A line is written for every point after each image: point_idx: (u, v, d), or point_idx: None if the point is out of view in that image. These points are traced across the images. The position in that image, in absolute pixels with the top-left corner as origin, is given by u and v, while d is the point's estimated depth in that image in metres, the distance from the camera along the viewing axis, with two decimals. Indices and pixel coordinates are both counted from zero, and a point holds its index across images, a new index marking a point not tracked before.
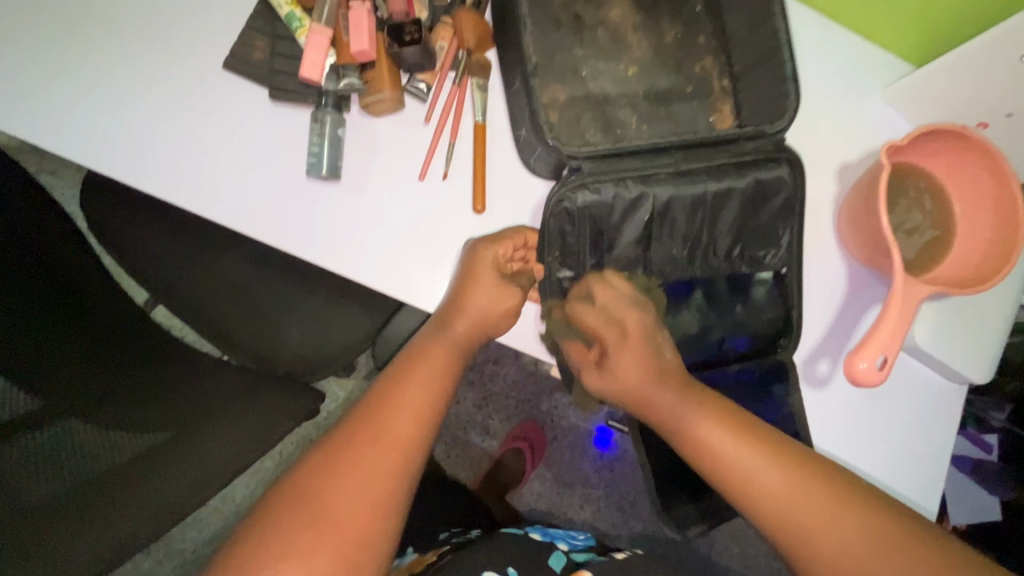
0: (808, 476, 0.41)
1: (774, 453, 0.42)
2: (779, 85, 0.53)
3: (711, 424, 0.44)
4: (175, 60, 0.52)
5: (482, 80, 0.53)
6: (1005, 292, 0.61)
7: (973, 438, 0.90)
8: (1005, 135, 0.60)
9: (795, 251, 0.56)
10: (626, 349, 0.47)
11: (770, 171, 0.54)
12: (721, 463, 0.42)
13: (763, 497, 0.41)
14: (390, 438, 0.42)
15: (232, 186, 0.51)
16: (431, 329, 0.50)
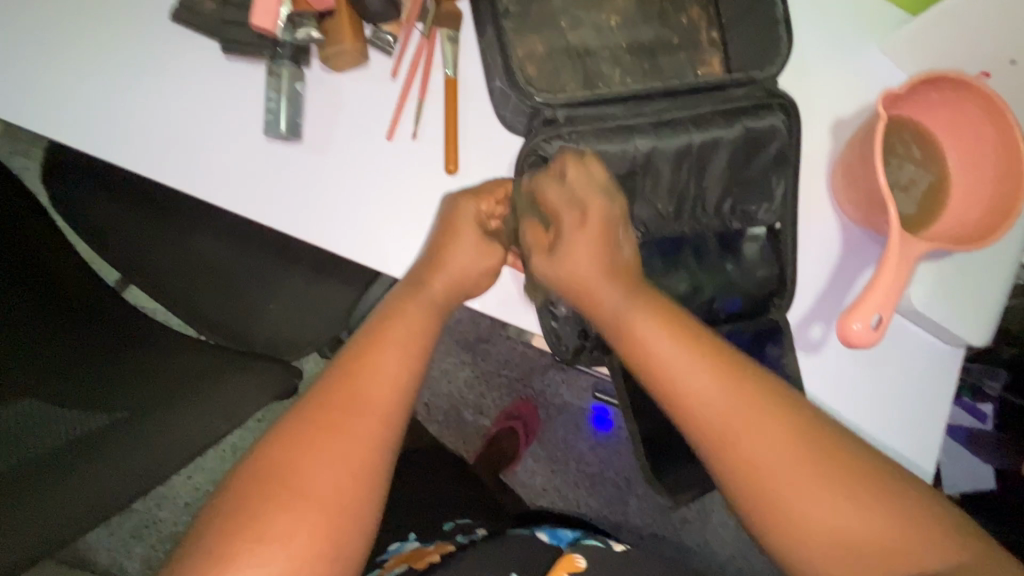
0: (741, 388, 0.40)
1: (717, 368, 0.40)
2: (771, 29, 0.51)
3: (653, 323, 0.42)
4: (117, 11, 0.47)
5: (453, 31, 0.50)
6: (1003, 253, 0.58)
7: (969, 408, 0.91)
8: (1008, 84, 0.57)
9: (790, 204, 0.52)
10: (582, 234, 0.44)
11: (761, 121, 0.50)
12: (653, 361, 0.41)
13: (693, 402, 0.40)
14: (369, 404, 0.40)
15: (184, 148, 0.48)
16: (406, 286, 0.47)
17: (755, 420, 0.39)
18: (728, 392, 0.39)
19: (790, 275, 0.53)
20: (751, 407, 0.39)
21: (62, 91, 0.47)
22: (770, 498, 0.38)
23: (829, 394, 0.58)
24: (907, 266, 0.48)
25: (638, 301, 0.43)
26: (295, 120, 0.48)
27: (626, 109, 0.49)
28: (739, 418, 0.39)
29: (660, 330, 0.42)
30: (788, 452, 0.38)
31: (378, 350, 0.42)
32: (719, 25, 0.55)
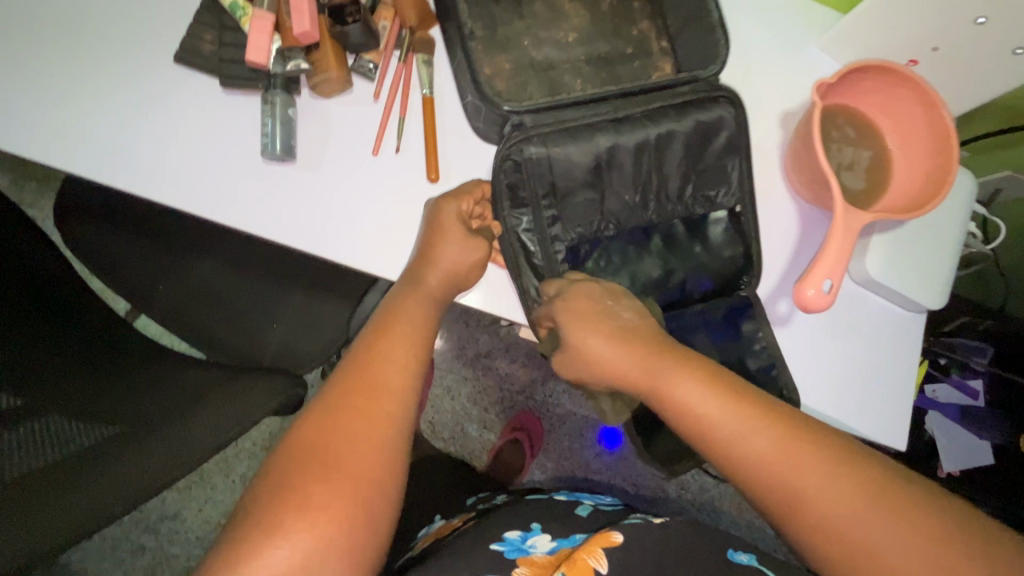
0: (798, 445, 0.42)
1: (769, 423, 0.43)
2: (710, 34, 0.56)
3: (697, 386, 0.46)
4: (126, 60, 0.53)
5: (427, 56, 0.56)
6: (948, 221, 0.63)
7: (960, 385, 1.10)
8: (934, 69, 0.63)
9: (746, 186, 0.57)
10: (578, 326, 0.52)
11: (710, 113, 0.54)
12: (706, 424, 0.45)
13: (731, 444, 0.44)
14: (383, 386, 0.44)
15: (191, 174, 0.53)
16: (404, 285, 0.51)
17: (794, 460, 0.41)
18: (784, 448, 0.42)
19: (755, 252, 0.58)
20: (788, 447, 0.42)
21: (76, 131, 0.52)
22: (840, 551, 0.39)
23: (805, 364, 0.62)
24: (853, 235, 0.53)
25: (671, 363, 0.48)
26: (289, 141, 0.52)
27: (585, 110, 0.53)
28: (778, 460, 0.42)
29: (694, 386, 0.46)
30: (831, 487, 0.40)
31: (385, 341, 0.47)
32: (668, 35, 0.62)
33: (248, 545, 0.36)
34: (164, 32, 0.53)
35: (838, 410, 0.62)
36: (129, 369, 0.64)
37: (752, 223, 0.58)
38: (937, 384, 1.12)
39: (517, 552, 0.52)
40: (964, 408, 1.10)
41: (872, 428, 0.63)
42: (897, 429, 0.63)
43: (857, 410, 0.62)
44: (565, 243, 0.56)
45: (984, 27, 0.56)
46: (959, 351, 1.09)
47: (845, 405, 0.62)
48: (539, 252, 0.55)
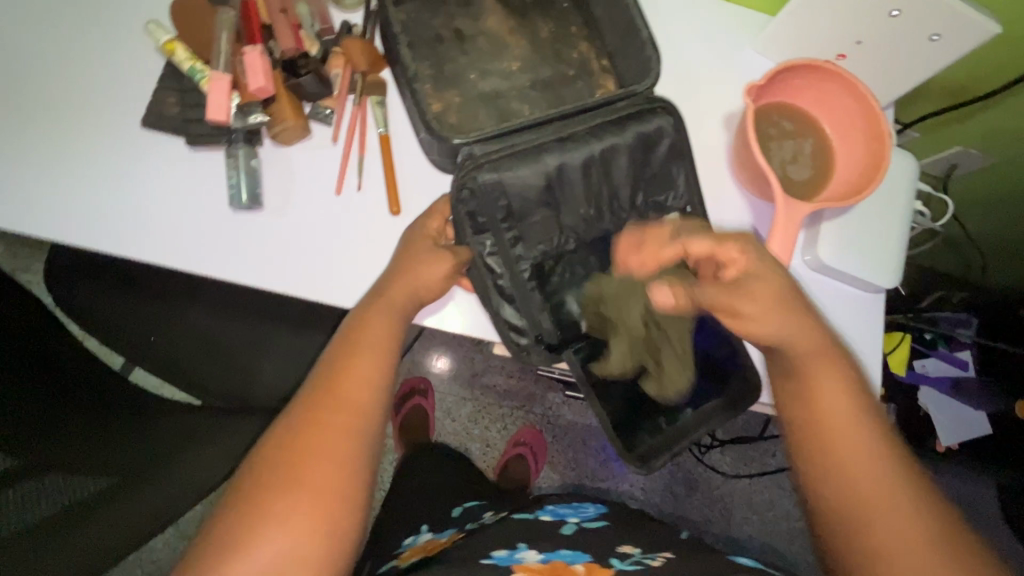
0: (882, 455, 0.49)
1: (870, 428, 0.50)
2: (642, 50, 0.59)
3: (832, 380, 0.51)
4: (95, 129, 0.56)
5: (379, 97, 0.60)
6: (894, 202, 0.66)
7: (948, 357, 1.12)
8: (862, 62, 0.66)
9: (693, 189, 0.59)
10: (761, 273, 0.51)
11: (650, 125, 0.57)
12: (820, 406, 0.51)
13: (822, 427, 0.50)
14: (349, 403, 0.47)
15: (168, 231, 0.56)
16: (371, 297, 0.53)
17: (885, 474, 0.48)
18: (869, 453, 0.49)
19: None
20: (879, 460, 0.48)
21: (58, 201, 0.55)
22: (865, 536, 0.47)
23: None
24: (796, 224, 0.57)
25: (821, 363, 0.52)
26: (254, 190, 0.56)
27: (530, 133, 0.55)
28: (870, 468, 0.48)
29: (834, 389, 0.51)
30: (903, 502, 0.47)
31: (352, 360, 0.49)
32: (607, 54, 0.65)
33: (223, 554, 0.41)
34: (131, 99, 0.56)
35: None
36: (112, 410, 0.68)
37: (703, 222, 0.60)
38: (925, 359, 1.13)
39: (510, 561, 0.56)
40: (954, 380, 1.12)
41: None
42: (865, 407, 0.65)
43: None
44: (530, 260, 0.59)
45: (899, 19, 0.60)
46: (945, 325, 1.10)
47: None
48: (502, 271, 0.58)
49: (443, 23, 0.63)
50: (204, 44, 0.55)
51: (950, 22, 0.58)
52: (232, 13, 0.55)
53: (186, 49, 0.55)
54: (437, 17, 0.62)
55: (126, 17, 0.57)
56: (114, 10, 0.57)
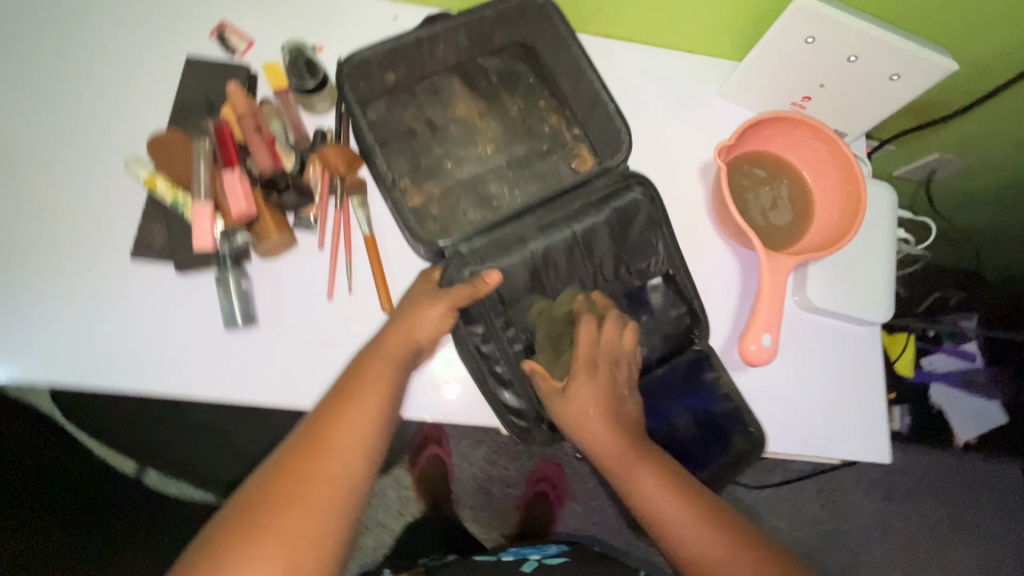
0: (714, 534, 0.49)
1: (697, 509, 0.50)
2: (611, 123, 0.61)
3: (646, 473, 0.52)
4: (84, 264, 0.56)
5: (360, 197, 0.61)
6: (876, 237, 0.67)
7: (956, 352, 1.09)
8: (828, 102, 0.67)
9: (674, 255, 0.60)
10: (585, 383, 0.55)
11: (625, 199, 0.59)
12: (644, 501, 0.51)
13: (655, 520, 0.51)
14: (338, 449, 0.46)
15: (165, 359, 0.56)
16: (369, 348, 0.53)
17: (725, 553, 0.48)
18: (706, 536, 0.49)
19: (698, 308, 0.61)
20: (717, 542, 0.49)
21: (50, 343, 0.55)
22: None
23: (772, 401, 0.64)
24: (781, 281, 0.58)
25: (637, 456, 0.53)
26: (248, 309, 0.57)
27: (512, 223, 0.56)
28: (709, 550, 0.49)
29: (656, 480, 0.52)
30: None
31: (346, 407, 0.49)
32: (577, 123, 0.66)
33: None
34: (118, 232, 0.57)
35: (815, 438, 0.65)
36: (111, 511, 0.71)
37: (688, 281, 0.61)
38: (932, 356, 1.10)
39: None
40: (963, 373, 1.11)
41: (849, 448, 0.65)
42: (873, 444, 0.65)
43: (835, 436, 0.65)
44: (522, 340, 0.59)
45: (858, 63, 0.61)
46: (947, 321, 1.08)
47: (821, 433, 0.65)
48: (498, 356, 0.58)
49: (415, 116, 0.65)
50: (183, 175, 0.57)
51: (909, 63, 0.59)
52: (207, 140, 0.57)
53: (167, 181, 0.56)
54: (407, 112, 0.65)
55: (109, 153, 0.59)
56: (97, 147, 0.59)
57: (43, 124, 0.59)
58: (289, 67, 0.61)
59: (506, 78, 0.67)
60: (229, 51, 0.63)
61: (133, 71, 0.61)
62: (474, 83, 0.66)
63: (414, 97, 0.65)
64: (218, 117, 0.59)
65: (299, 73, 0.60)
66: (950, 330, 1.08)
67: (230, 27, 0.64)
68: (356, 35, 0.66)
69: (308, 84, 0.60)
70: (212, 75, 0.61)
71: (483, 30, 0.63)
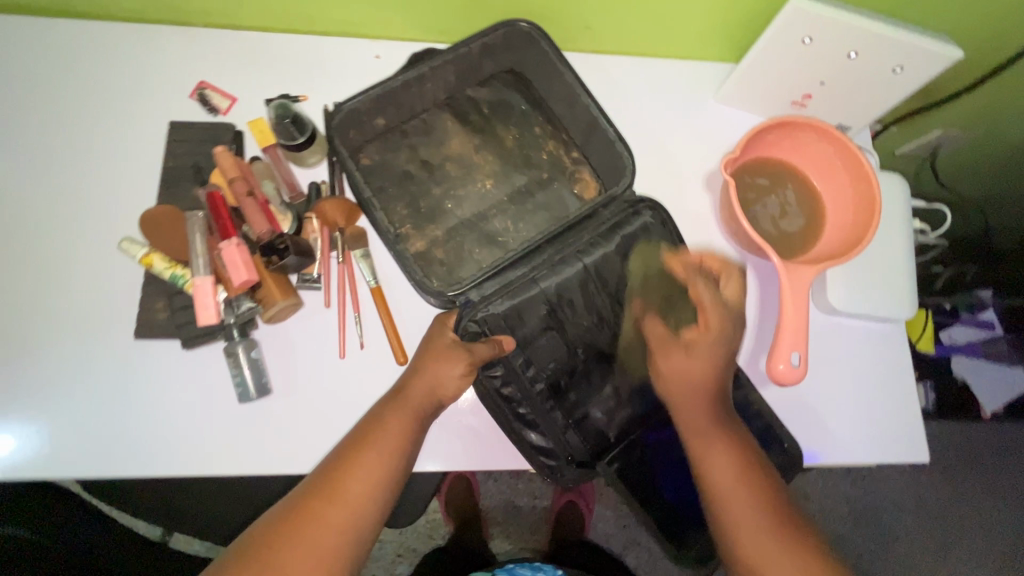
0: (782, 534, 0.46)
1: (768, 506, 0.48)
2: (611, 147, 0.61)
3: (725, 453, 0.50)
4: (87, 347, 0.55)
5: (363, 249, 0.59)
6: (891, 233, 0.65)
7: (976, 322, 1.05)
8: (829, 98, 0.65)
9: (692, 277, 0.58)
10: (706, 339, 0.53)
11: (632, 227, 0.58)
12: (713, 476, 0.49)
13: (721, 498, 0.48)
14: (345, 502, 0.45)
15: (180, 438, 0.55)
16: (387, 399, 0.51)
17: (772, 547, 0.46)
18: (770, 533, 0.46)
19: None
20: (779, 542, 0.46)
21: (61, 433, 0.54)
22: None
23: (802, 411, 0.63)
24: (802, 294, 0.56)
25: (721, 433, 0.51)
26: (261, 379, 0.56)
27: (523, 264, 0.56)
28: (759, 539, 0.46)
29: (732, 464, 0.49)
30: None
31: (358, 460, 0.47)
32: (576, 146, 0.65)
33: None
34: (120, 311, 0.56)
35: (850, 445, 0.63)
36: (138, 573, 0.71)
37: None
38: (951, 329, 1.05)
39: None
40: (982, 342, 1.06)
41: (885, 451, 0.63)
42: (909, 447, 0.64)
43: (869, 441, 0.63)
44: (544, 379, 0.57)
45: (859, 59, 0.59)
46: (963, 293, 1.05)
47: (855, 440, 0.63)
48: (521, 398, 0.57)
49: (409, 158, 0.64)
50: (180, 250, 0.55)
51: (911, 55, 0.57)
52: (201, 213, 0.55)
53: (164, 258, 0.54)
54: (401, 154, 0.64)
55: (104, 231, 0.58)
56: (92, 226, 0.58)
57: (34, 208, 0.58)
58: (274, 125, 0.58)
59: (498, 108, 0.65)
60: (212, 111, 0.62)
61: (119, 144, 0.60)
62: (466, 116, 0.65)
63: (406, 138, 0.64)
64: (209, 184, 0.57)
65: (286, 132, 0.58)
66: (968, 300, 1.04)
67: (212, 86, 0.62)
68: (340, 80, 0.65)
69: (298, 140, 0.57)
70: (199, 139, 0.60)
71: (471, 63, 0.62)
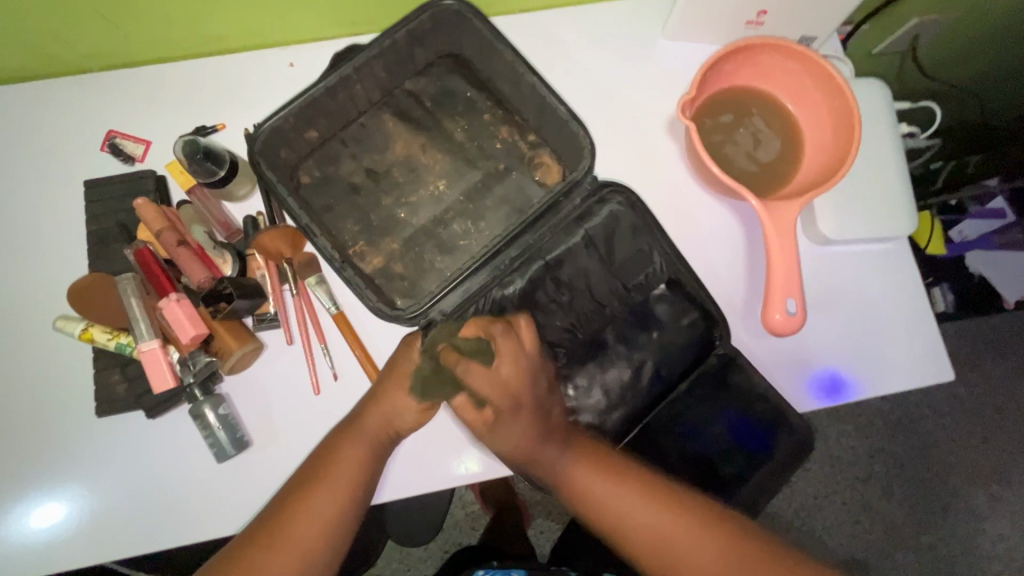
0: (683, 521, 0.45)
1: (657, 503, 0.46)
2: (566, 126, 0.55)
3: (592, 470, 0.47)
4: (53, 434, 0.53)
5: (315, 277, 0.55)
6: (879, 151, 0.60)
7: (984, 213, 0.99)
8: (789, 11, 0.58)
9: (674, 260, 0.55)
10: (499, 425, 0.47)
11: (600, 217, 0.55)
12: (593, 499, 0.47)
13: (617, 515, 0.46)
14: (292, 545, 0.45)
15: (165, 508, 0.52)
16: (343, 426, 0.51)
17: (697, 547, 0.45)
18: (675, 528, 0.45)
19: (713, 312, 0.55)
20: (686, 531, 0.45)
21: (44, 528, 0.52)
22: None
23: (812, 359, 0.59)
24: (789, 233, 0.52)
25: (569, 451, 0.48)
26: (236, 435, 0.52)
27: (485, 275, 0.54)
28: (659, 538, 0.45)
29: (602, 480, 0.47)
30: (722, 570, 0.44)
31: (309, 495, 0.47)
32: (532, 128, 0.59)
33: None
34: (78, 392, 0.53)
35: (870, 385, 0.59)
36: None
37: (693, 283, 0.55)
38: (960, 224, 1.00)
39: None
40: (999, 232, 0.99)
41: (908, 382, 0.59)
42: (919, 386, 0.60)
43: (891, 376, 0.59)
44: None
45: None
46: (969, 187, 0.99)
47: (874, 382, 0.59)
48: None
49: (351, 169, 0.59)
50: (121, 317, 0.52)
51: None
52: (131, 273, 0.51)
53: (104, 329, 0.51)
54: (344, 167, 0.59)
55: (44, 309, 0.55)
56: (32, 309, 0.55)
57: None
58: (188, 164, 0.53)
59: (441, 99, 0.60)
60: (127, 161, 0.57)
61: (39, 216, 0.56)
62: (407, 113, 0.60)
63: (346, 147, 0.59)
64: (137, 240, 0.53)
65: (202, 168, 0.53)
66: (975, 193, 0.97)
67: (121, 133, 0.58)
68: (256, 98, 0.60)
69: (221, 174, 0.53)
70: (117, 192, 0.55)
71: (401, 54, 0.56)
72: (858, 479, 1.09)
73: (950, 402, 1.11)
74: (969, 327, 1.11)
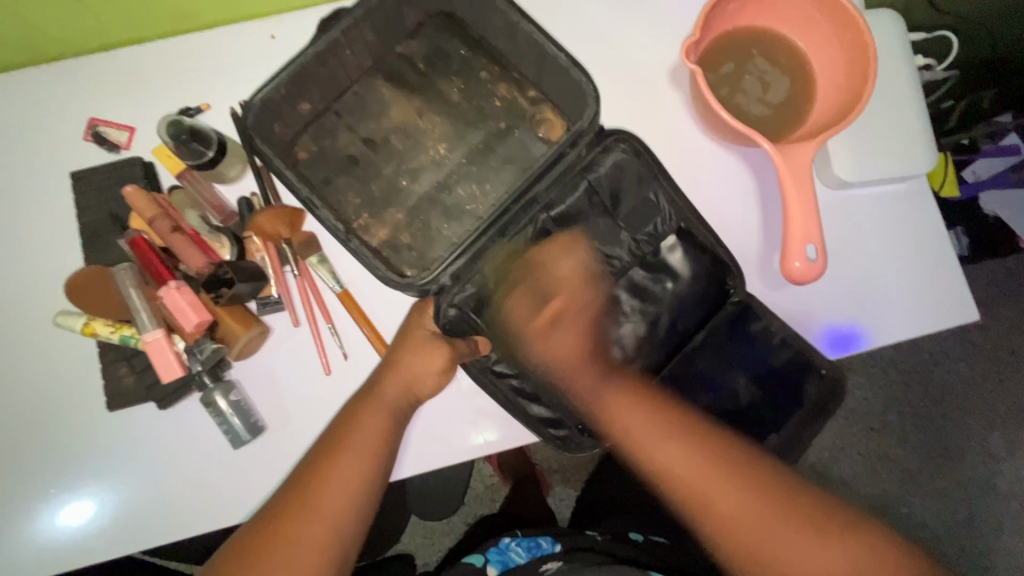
0: (707, 457, 0.48)
1: (689, 444, 0.49)
2: (568, 75, 0.51)
3: (627, 403, 0.51)
4: (66, 430, 0.52)
5: (317, 254, 0.54)
6: (894, 83, 0.57)
7: (998, 150, 0.94)
8: None
9: (681, 207, 0.54)
10: (562, 322, 0.54)
11: (606, 166, 0.53)
12: (625, 431, 0.51)
13: (644, 451, 0.50)
14: (324, 510, 0.45)
15: (185, 497, 0.52)
16: (362, 395, 0.50)
17: (716, 477, 0.48)
18: (697, 467, 0.48)
19: (723, 257, 0.54)
20: (708, 469, 0.48)
21: (65, 523, 0.52)
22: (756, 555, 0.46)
23: (831, 307, 0.57)
24: (804, 171, 0.49)
25: (603, 387, 0.52)
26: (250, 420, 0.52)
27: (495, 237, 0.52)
28: (684, 467, 0.48)
29: (633, 407, 0.51)
30: (739, 499, 0.47)
31: (333, 466, 0.47)
32: (531, 83, 0.57)
33: None
34: (87, 388, 0.53)
35: (889, 331, 0.57)
36: None
37: (704, 232, 0.54)
38: (972, 164, 0.95)
39: None
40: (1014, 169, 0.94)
41: (930, 326, 0.58)
42: (940, 325, 0.58)
43: (914, 318, 0.58)
44: None
45: None
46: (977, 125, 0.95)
47: (895, 327, 0.57)
48: (515, 372, 0.54)
49: (349, 140, 0.57)
50: (121, 309, 0.51)
51: None
52: (128, 263, 0.50)
53: (105, 321, 0.51)
54: (340, 138, 0.57)
55: (44, 307, 0.54)
56: (30, 308, 0.54)
57: None
58: (174, 147, 0.51)
59: (435, 60, 0.57)
60: (112, 148, 0.55)
61: (29, 212, 0.55)
62: (401, 77, 0.57)
63: (342, 118, 0.57)
64: (131, 229, 0.52)
65: (190, 149, 0.51)
66: (987, 129, 0.94)
67: (103, 121, 0.55)
68: (240, 72, 0.57)
69: (209, 155, 0.52)
70: (104, 182, 0.53)
71: (391, 13, 0.53)
72: (874, 428, 1.08)
73: (965, 346, 1.10)
74: (985, 269, 1.09)
